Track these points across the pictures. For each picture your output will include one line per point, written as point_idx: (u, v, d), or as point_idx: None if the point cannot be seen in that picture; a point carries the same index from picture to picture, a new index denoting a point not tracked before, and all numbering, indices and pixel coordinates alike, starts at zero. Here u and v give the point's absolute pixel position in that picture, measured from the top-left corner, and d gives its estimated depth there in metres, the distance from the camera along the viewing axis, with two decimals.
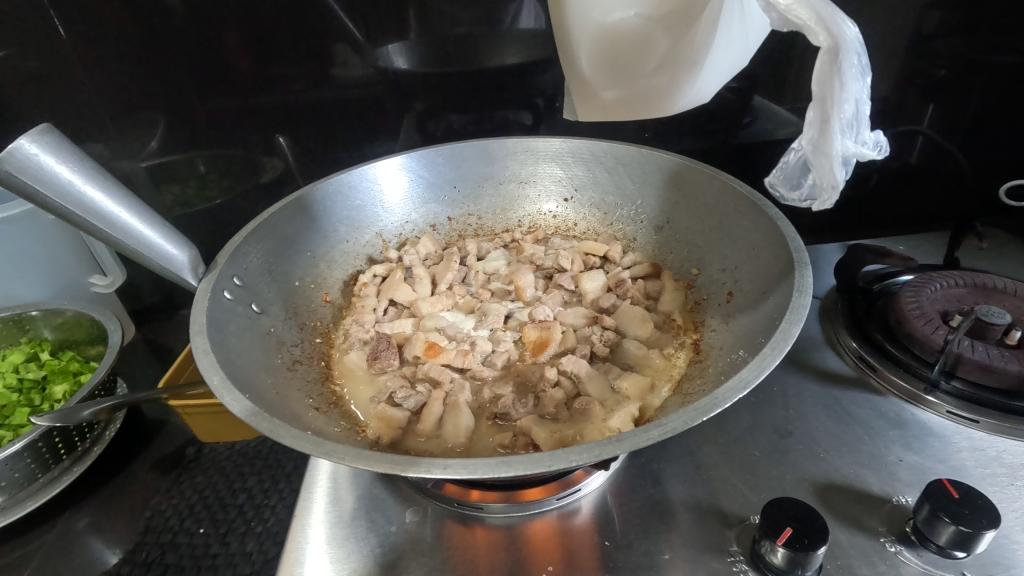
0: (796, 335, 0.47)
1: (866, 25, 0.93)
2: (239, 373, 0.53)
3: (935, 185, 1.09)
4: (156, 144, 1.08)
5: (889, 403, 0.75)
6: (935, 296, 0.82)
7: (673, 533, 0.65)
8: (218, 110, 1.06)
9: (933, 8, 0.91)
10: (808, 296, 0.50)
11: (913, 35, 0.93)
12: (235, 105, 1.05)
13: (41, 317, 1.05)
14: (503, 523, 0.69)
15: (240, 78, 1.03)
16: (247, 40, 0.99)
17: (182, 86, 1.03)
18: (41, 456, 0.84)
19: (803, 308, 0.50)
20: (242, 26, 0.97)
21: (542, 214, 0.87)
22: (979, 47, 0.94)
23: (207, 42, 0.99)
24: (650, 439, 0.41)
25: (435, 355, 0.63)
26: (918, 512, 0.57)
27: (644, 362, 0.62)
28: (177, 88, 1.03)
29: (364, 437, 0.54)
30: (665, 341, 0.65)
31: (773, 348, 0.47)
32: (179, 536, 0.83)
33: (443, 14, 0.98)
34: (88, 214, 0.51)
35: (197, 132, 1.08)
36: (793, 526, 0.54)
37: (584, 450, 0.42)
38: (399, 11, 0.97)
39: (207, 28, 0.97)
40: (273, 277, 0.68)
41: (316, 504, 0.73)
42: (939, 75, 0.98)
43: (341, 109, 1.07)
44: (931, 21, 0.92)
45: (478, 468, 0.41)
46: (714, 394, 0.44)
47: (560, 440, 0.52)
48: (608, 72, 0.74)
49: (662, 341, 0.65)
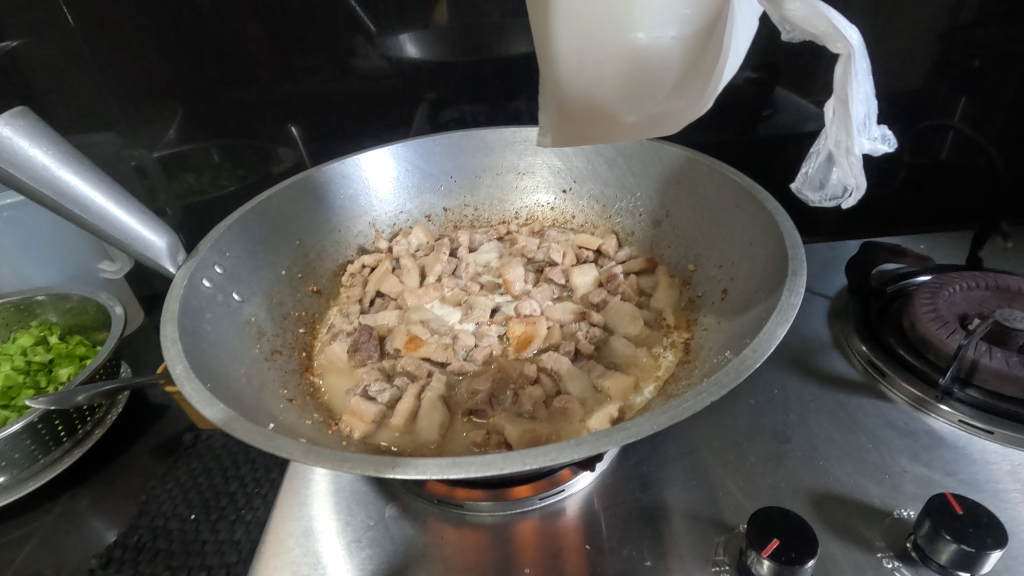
0: (781, 336, 0.45)
1: (896, 12, 0.88)
2: (209, 362, 0.52)
3: (963, 183, 1.03)
4: (173, 134, 1.09)
5: (898, 410, 0.71)
6: (954, 298, 0.77)
7: (659, 538, 0.62)
8: (232, 101, 1.06)
9: None
10: (799, 295, 0.47)
11: (950, 23, 0.88)
12: (244, 95, 1.05)
13: (49, 301, 1.08)
14: (485, 522, 0.68)
15: (249, 68, 1.02)
16: (258, 29, 0.99)
17: (192, 75, 1.03)
18: (40, 438, 0.86)
19: (793, 308, 0.47)
20: (254, 16, 0.97)
21: (539, 206, 0.85)
22: (1018, 37, 0.89)
23: (218, 31, 0.99)
24: (617, 442, 0.38)
25: (415, 349, 0.62)
26: (919, 527, 0.53)
27: (631, 360, 0.59)
28: (187, 77, 1.03)
29: (335, 431, 0.53)
30: (654, 339, 0.62)
31: (755, 350, 0.44)
32: (171, 521, 0.83)
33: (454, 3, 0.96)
34: (63, 198, 0.51)
35: (206, 120, 1.08)
36: (780, 538, 0.51)
37: (542, 453, 0.39)
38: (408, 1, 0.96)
39: (219, 17, 0.97)
40: (258, 266, 0.67)
41: (299, 495, 0.73)
42: (974, 66, 0.92)
43: (350, 99, 1.06)
44: (967, 8, 0.87)
45: (429, 469, 0.39)
46: (686, 398, 0.42)
47: (533, 439, 0.50)
48: (618, 83, 0.47)
49: (651, 340, 0.62)
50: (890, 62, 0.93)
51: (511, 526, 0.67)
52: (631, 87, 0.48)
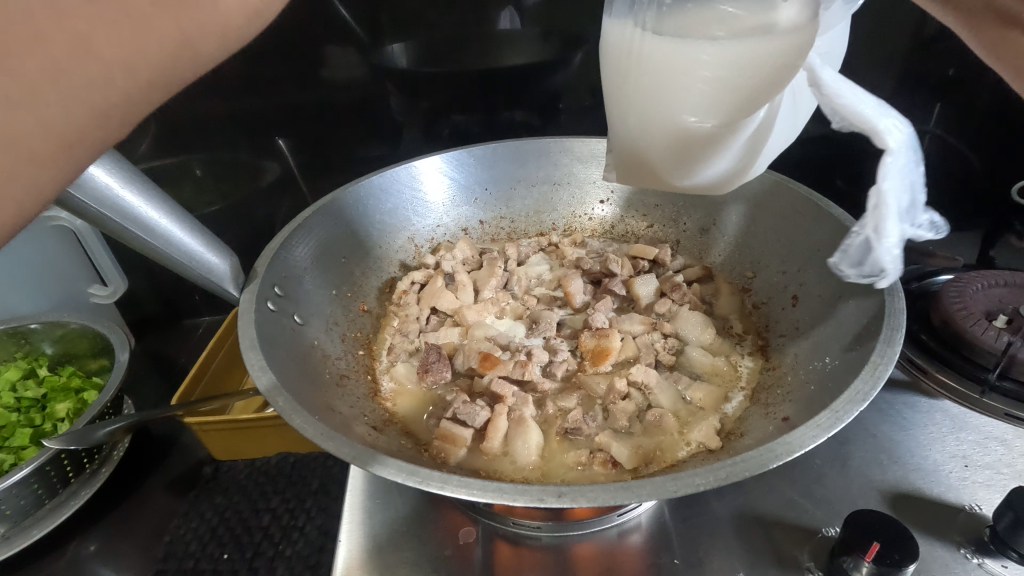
0: (901, 343, 0.45)
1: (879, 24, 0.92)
2: (296, 391, 0.49)
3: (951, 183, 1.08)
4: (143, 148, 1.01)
5: (940, 405, 0.73)
6: (978, 295, 0.79)
7: (742, 547, 0.62)
8: (212, 112, 1.00)
9: (933, 9, 0.88)
10: (904, 300, 0.47)
11: (915, 37, 0.91)
12: (231, 108, 1.01)
13: (41, 330, 0.99)
14: (559, 543, 0.64)
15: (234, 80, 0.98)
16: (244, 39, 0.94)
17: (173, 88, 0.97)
18: (48, 481, 0.78)
19: (900, 313, 0.47)
20: None
21: (579, 216, 0.83)
22: None
23: None
24: (784, 458, 0.36)
25: (492, 367, 0.59)
26: (1000, 520, 0.55)
27: (712, 371, 0.59)
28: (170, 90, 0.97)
29: (429, 458, 0.51)
30: (728, 348, 0.62)
31: (881, 356, 0.44)
32: (202, 563, 0.78)
33: (447, 12, 0.94)
34: (126, 220, 0.47)
35: (192, 134, 1.02)
36: (880, 541, 0.52)
37: (707, 473, 0.37)
38: (403, 10, 0.94)
39: None
40: (314, 287, 0.64)
41: (359, 527, 0.67)
42: (948, 75, 0.93)
43: (343, 111, 1.03)
44: (933, 22, 0.89)
45: (598, 496, 0.35)
46: (832, 408, 0.41)
47: (644, 456, 0.49)
48: (669, 153, 0.47)
49: (726, 349, 0.62)
50: (863, 73, 0.95)
51: (587, 544, 0.64)
52: (686, 160, 0.47)
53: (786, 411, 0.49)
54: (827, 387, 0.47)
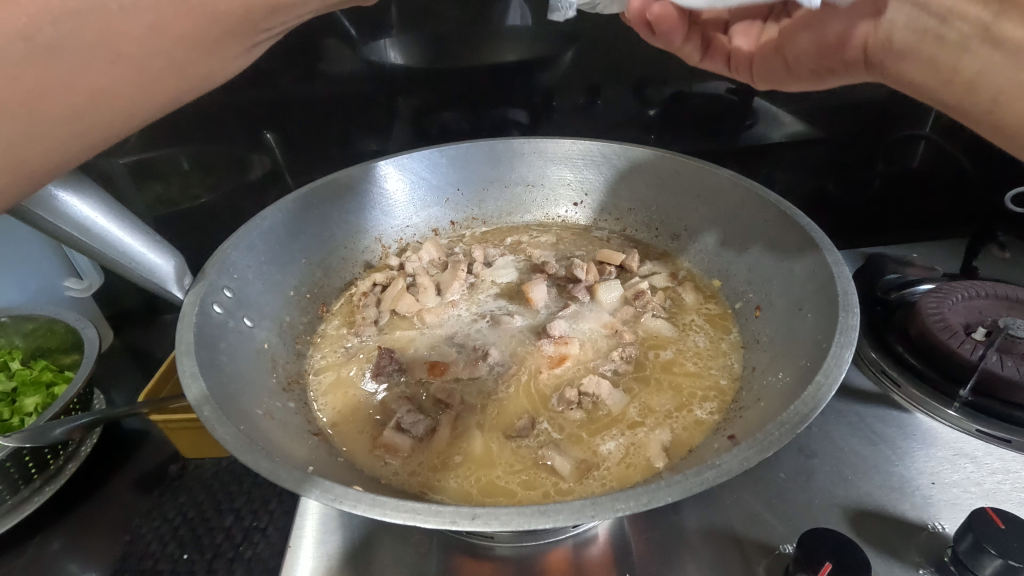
0: (857, 334, 0.47)
1: None
2: (230, 400, 0.47)
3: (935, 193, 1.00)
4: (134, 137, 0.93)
5: (911, 420, 0.69)
6: (956, 307, 0.75)
7: (686, 557, 0.59)
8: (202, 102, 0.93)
9: None
10: (854, 286, 0.50)
11: None
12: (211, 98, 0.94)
13: (12, 323, 0.97)
14: (512, 554, 0.61)
15: None
16: None
17: None
18: (10, 476, 0.77)
19: (852, 296, 0.50)
20: None
21: (551, 219, 0.82)
22: None
23: None
24: (710, 483, 0.35)
25: (441, 373, 0.60)
26: (959, 542, 0.53)
27: (700, 389, 0.57)
28: None
29: (367, 471, 0.51)
30: (686, 341, 0.63)
31: (842, 344, 0.46)
32: (160, 563, 0.77)
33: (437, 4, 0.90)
34: (59, 218, 0.47)
35: (174, 123, 0.95)
36: (833, 562, 0.51)
37: (630, 497, 0.35)
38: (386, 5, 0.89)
39: None
40: (265, 288, 0.62)
41: (309, 532, 0.64)
42: None
43: (335, 105, 0.98)
44: None
45: (513, 521, 0.34)
46: (770, 430, 0.39)
47: (585, 471, 0.49)
48: None
49: (683, 341, 0.63)
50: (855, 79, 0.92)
51: (546, 554, 0.61)
52: None
53: (734, 428, 0.50)
54: (774, 405, 0.47)
